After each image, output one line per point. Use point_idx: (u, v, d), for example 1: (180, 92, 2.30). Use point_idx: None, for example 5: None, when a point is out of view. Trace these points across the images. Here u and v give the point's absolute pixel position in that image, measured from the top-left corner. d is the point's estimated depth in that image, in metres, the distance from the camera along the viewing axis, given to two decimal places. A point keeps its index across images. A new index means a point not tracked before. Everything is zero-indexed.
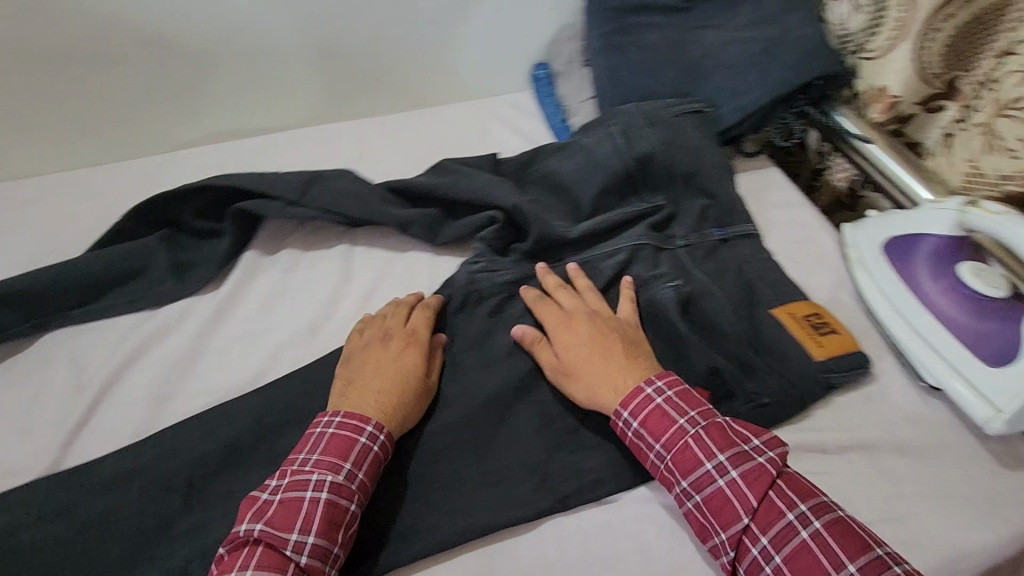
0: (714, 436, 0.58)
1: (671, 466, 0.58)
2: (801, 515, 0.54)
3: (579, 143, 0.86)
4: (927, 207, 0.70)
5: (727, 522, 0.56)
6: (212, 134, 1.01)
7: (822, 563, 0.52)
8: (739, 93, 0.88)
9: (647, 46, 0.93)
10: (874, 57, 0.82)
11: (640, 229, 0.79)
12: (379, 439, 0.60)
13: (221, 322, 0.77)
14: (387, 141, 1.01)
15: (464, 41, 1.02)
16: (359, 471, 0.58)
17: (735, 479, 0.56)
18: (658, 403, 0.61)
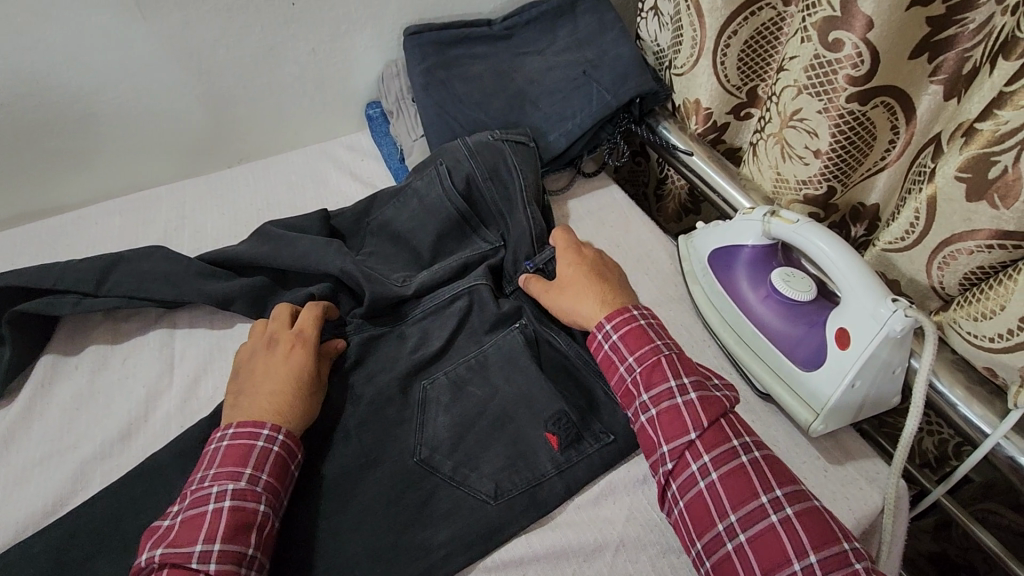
0: (683, 362, 0.62)
1: (638, 378, 0.62)
2: (745, 443, 0.58)
3: (414, 186, 0.80)
4: (739, 218, 0.71)
5: (674, 437, 0.58)
6: (10, 216, 0.91)
7: (752, 484, 0.55)
8: (565, 118, 0.87)
9: (470, 79, 0.92)
10: (682, 72, 0.85)
11: (482, 268, 0.75)
12: (279, 438, 0.59)
13: (15, 443, 0.66)
14: (214, 205, 0.92)
15: (285, 86, 0.95)
16: (262, 473, 0.57)
17: (693, 400, 0.59)
18: (641, 324, 0.64)
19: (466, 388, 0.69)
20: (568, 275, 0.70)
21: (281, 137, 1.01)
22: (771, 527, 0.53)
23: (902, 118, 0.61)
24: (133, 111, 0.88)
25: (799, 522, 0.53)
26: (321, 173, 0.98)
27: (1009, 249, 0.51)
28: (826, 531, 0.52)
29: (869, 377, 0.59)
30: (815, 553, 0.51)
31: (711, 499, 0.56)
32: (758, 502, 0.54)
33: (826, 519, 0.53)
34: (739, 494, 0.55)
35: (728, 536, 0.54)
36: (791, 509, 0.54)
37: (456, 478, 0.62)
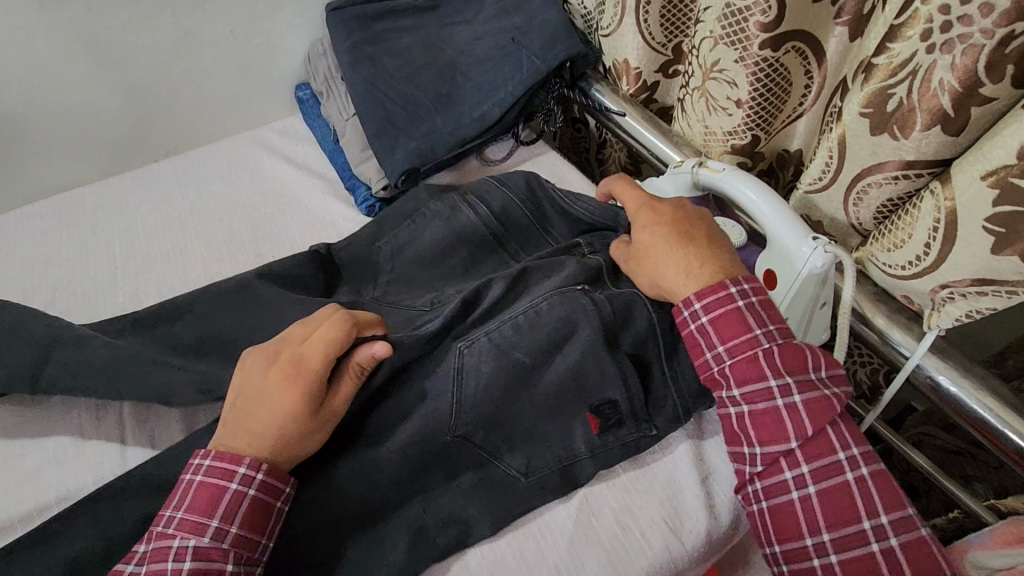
0: (788, 358, 0.56)
1: (728, 371, 0.57)
2: (852, 458, 0.54)
3: (430, 209, 0.77)
4: (670, 172, 0.73)
5: (770, 440, 0.56)
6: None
7: (853, 505, 0.53)
8: (498, 86, 0.87)
9: (400, 53, 0.90)
10: (609, 33, 0.86)
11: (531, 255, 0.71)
12: (254, 481, 0.53)
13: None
14: (144, 203, 0.88)
15: (206, 71, 0.91)
16: (231, 526, 0.52)
17: (798, 405, 0.55)
18: (739, 307, 0.58)
19: (504, 363, 0.61)
20: (647, 232, 0.62)
21: (209, 126, 0.98)
22: (868, 554, 0.52)
23: (813, 61, 0.63)
24: (42, 107, 0.83)
25: (901, 554, 0.52)
26: (253, 163, 0.94)
27: (914, 178, 0.55)
28: (929, 563, 0.51)
29: (801, 312, 0.62)
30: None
31: (802, 512, 0.54)
32: (860, 527, 0.53)
33: (930, 551, 0.52)
34: (839, 515, 0.53)
35: (816, 552, 0.54)
36: (894, 539, 0.52)
37: (485, 456, 0.61)
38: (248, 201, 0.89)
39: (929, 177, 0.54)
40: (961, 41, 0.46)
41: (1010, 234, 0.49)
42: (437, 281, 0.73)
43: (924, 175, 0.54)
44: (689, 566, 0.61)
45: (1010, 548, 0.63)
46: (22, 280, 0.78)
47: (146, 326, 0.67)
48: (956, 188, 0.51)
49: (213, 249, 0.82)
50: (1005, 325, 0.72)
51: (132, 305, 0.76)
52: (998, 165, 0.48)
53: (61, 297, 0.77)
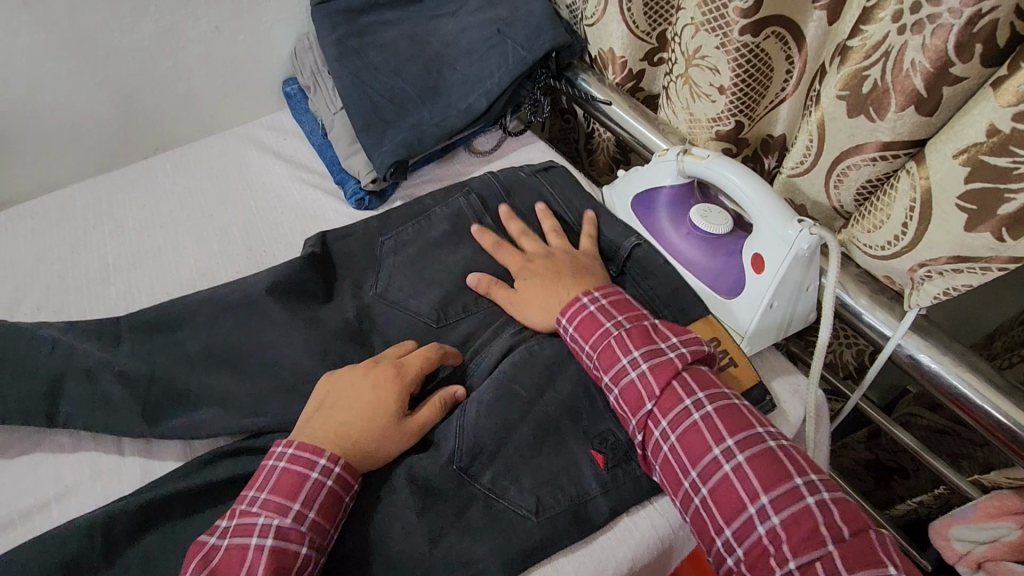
0: (635, 336, 0.62)
1: (597, 362, 0.62)
2: (697, 400, 0.58)
3: (437, 213, 0.81)
4: (656, 160, 0.73)
5: (636, 408, 0.59)
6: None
7: (704, 440, 0.57)
8: (483, 78, 0.87)
9: (385, 46, 0.90)
10: (593, 23, 0.87)
11: None
12: (334, 471, 0.55)
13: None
14: (135, 200, 0.88)
15: (191, 69, 0.92)
16: (310, 511, 0.53)
17: (645, 371, 0.60)
18: (592, 310, 0.64)
19: (500, 395, 0.63)
20: (523, 282, 0.70)
21: (198, 124, 0.98)
22: (725, 477, 0.55)
23: (793, 46, 0.63)
24: (29, 107, 0.83)
25: (752, 470, 0.54)
26: (243, 159, 0.94)
27: (891, 159, 0.56)
28: (777, 472, 0.54)
29: (788, 296, 0.63)
30: (767, 495, 0.53)
31: (673, 460, 0.57)
32: (712, 456, 0.56)
33: (779, 461, 0.54)
34: (696, 451, 0.57)
35: (693, 491, 0.56)
36: (743, 457, 0.55)
37: (495, 491, 0.59)
38: (239, 197, 0.89)
39: (905, 158, 0.55)
40: (931, 21, 0.47)
41: (982, 211, 0.50)
42: (435, 281, 0.75)
43: (900, 157, 0.55)
44: (680, 541, 0.62)
45: (994, 520, 0.64)
46: (16, 282, 0.78)
47: (141, 327, 0.68)
48: (931, 167, 0.52)
49: (206, 246, 0.83)
50: (987, 305, 0.74)
51: (123, 305, 0.76)
52: (968, 143, 0.49)
53: (54, 295, 0.77)
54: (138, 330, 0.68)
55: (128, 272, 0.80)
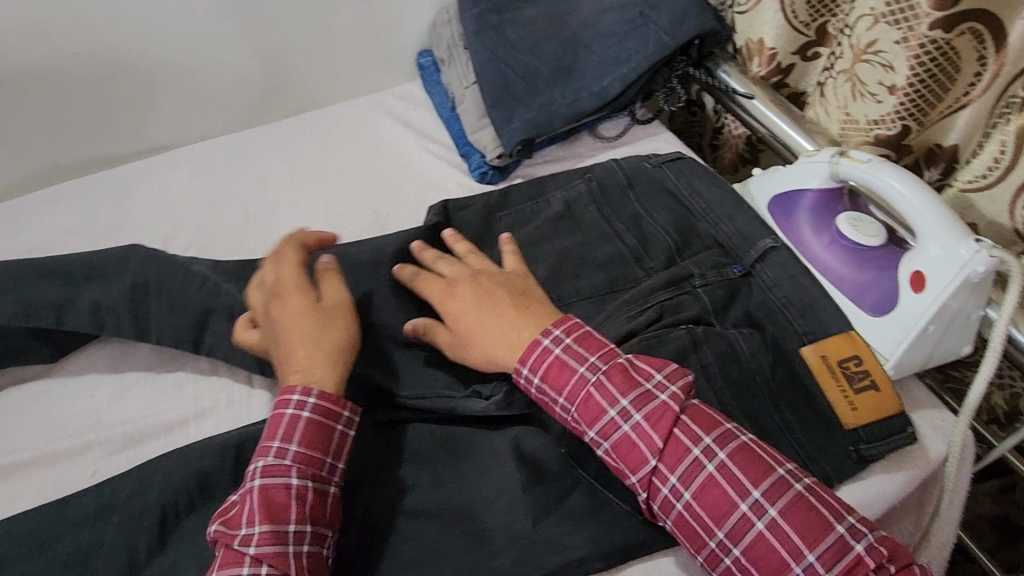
0: (616, 380, 0.55)
1: (577, 417, 0.56)
2: (707, 447, 0.52)
3: (556, 196, 0.81)
4: (804, 160, 0.70)
5: (637, 466, 0.53)
6: (60, 166, 0.93)
7: (726, 494, 0.51)
8: (620, 62, 0.85)
9: (522, 23, 0.89)
10: (746, 10, 0.83)
11: (656, 280, 0.69)
12: (309, 402, 0.56)
13: (83, 390, 0.68)
14: (273, 155, 0.94)
15: (341, 39, 0.97)
16: (292, 445, 0.54)
17: (640, 423, 0.54)
18: (558, 354, 0.57)
19: None
20: (467, 322, 0.61)
21: (335, 89, 1.03)
22: (760, 536, 0.49)
23: (990, 45, 0.57)
24: (196, 60, 0.91)
25: (786, 524, 0.49)
26: (374, 125, 0.98)
27: None
28: (813, 519, 0.49)
29: (945, 322, 0.58)
30: (811, 552, 0.48)
31: (693, 521, 0.52)
32: (740, 512, 0.50)
33: (811, 507, 0.49)
34: (718, 507, 0.51)
35: (723, 551, 0.51)
36: (773, 509, 0.50)
37: (600, 481, 0.58)
38: (369, 161, 0.92)
39: None
40: None
41: None
42: (552, 264, 0.75)
43: None
44: None
45: None
46: (173, 218, 0.86)
47: None
48: None
49: (335, 203, 0.87)
50: None
51: (260, 251, 0.82)
52: None
53: (202, 235, 0.84)
54: None
55: (267, 221, 0.85)
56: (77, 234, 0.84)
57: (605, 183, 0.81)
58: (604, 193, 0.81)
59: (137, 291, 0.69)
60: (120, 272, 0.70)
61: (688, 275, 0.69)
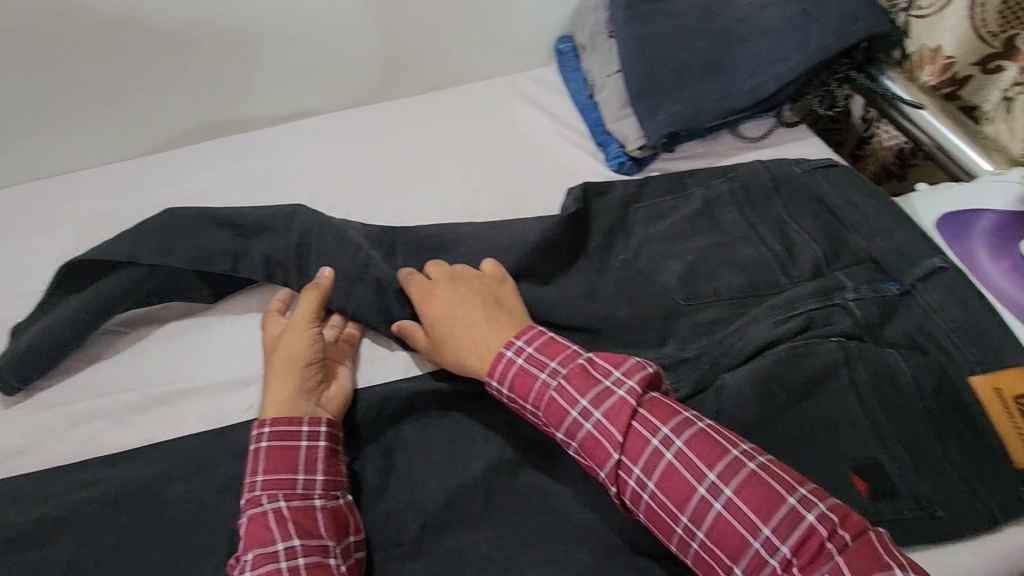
0: (575, 380, 0.56)
1: (545, 420, 0.57)
2: (664, 437, 0.53)
3: (695, 193, 0.80)
4: (984, 181, 0.70)
5: (602, 460, 0.54)
6: (214, 123, 0.99)
7: (686, 480, 0.51)
8: (776, 61, 0.82)
9: (674, 13, 0.87)
10: (926, 15, 0.78)
11: (806, 287, 0.67)
12: (263, 432, 0.59)
13: (241, 329, 0.74)
14: (410, 128, 0.96)
15: (483, 19, 0.99)
16: (258, 476, 0.57)
17: (599, 420, 0.54)
18: (521, 364, 0.59)
19: (761, 390, 0.60)
20: (448, 329, 0.65)
21: (470, 67, 1.04)
22: (718, 517, 0.50)
23: None
24: (347, 31, 0.95)
25: (742, 501, 0.49)
26: (508, 107, 0.99)
27: None
28: (767, 495, 0.49)
29: None
30: (766, 525, 0.48)
31: (661, 510, 0.52)
32: (698, 495, 0.51)
33: (765, 483, 0.50)
34: (680, 493, 0.51)
35: (690, 537, 0.51)
36: (729, 489, 0.50)
37: None
38: (503, 142, 0.94)
39: None
40: None
41: None
42: (689, 261, 0.75)
43: None
44: None
45: None
46: (318, 180, 0.91)
47: (419, 243, 0.75)
48: None
49: (469, 180, 0.89)
50: None
51: (399, 219, 0.86)
52: None
53: (344, 198, 0.88)
54: (414, 245, 0.75)
55: (406, 192, 0.88)
56: (232, 189, 0.91)
57: (748, 184, 0.79)
58: (746, 194, 0.79)
59: (303, 247, 0.73)
60: (286, 228, 0.74)
61: (839, 287, 0.66)
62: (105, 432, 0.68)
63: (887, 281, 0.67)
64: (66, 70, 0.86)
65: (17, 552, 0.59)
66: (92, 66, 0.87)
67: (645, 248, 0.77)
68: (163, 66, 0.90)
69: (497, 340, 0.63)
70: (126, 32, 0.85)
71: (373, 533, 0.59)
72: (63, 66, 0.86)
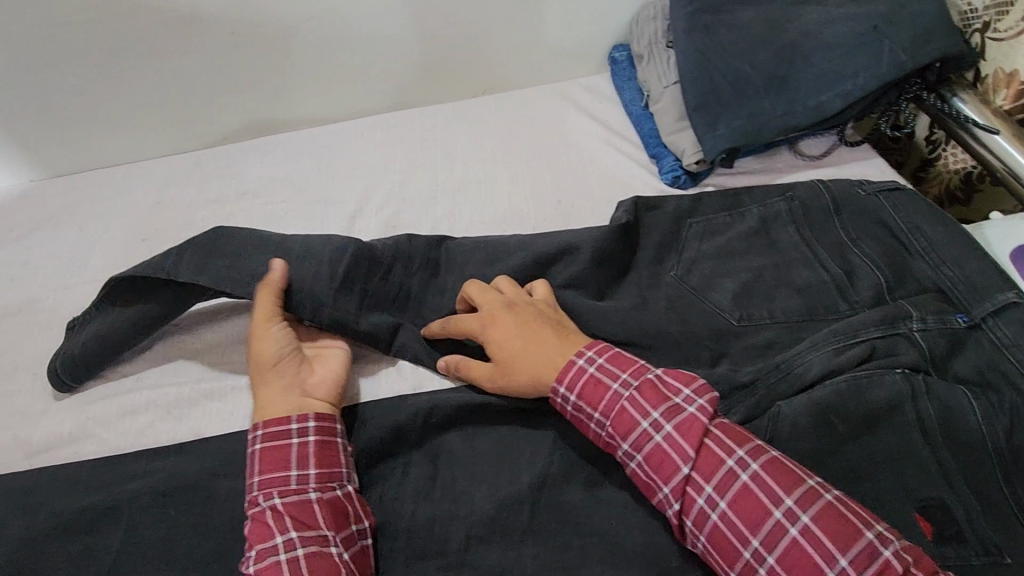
0: (648, 394, 0.57)
1: (611, 432, 0.57)
2: (740, 458, 0.53)
3: (752, 211, 0.79)
4: None
5: (670, 475, 0.54)
6: (268, 119, 1.00)
7: (760, 503, 0.51)
8: (843, 78, 0.79)
9: (737, 26, 0.86)
10: (1004, 37, 0.78)
11: (870, 315, 0.65)
12: (256, 434, 0.60)
13: None
14: (461, 132, 0.96)
15: (540, 24, 0.98)
16: (253, 476, 0.58)
17: (672, 434, 0.55)
18: (592, 373, 0.59)
19: (819, 421, 0.59)
20: (514, 347, 0.63)
21: (522, 72, 1.04)
22: (794, 543, 0.49)
23: None
24: (404, 33, 0.95)
25: (819, 529, 0.49)
26: (559, 114, 0.98)
27: None
28: (846, 525, 0.48)
29: None
30: (842, 555, 0.47)
31: (728, 531, 0.51)
32: (773, 519, 0.50)
33: (843, 513, 0.49)
34: (753, 516, 0.51)
35: (758, 561, 0.50)
36: (807, 516, 0.49)
37: None
38: (554, 150, 0.93)
39: None
40: None
41: None
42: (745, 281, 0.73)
43: None
44: None
45: None
46: (368, 181, 0.91)
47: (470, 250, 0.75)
48: None
49: (518, 187, 0.89)
50: None
51: (448, 223, 0.85)
52: None
53: (394, 200, 0.88)
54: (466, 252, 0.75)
55: (455, 196, 0.88)
56: (283, 186, 0.92)
57: (808, 204, 0.77)
58: (806, 215, 0.76)
59: (346, 251, 0.71)
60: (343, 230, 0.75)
61: (905, 316, 0.64)
62: (156, 424, 0.69)
63: (955, 313, 0.65)
64: (133, 63, 0.88)
65: (74, 537, 0.61)
66: (157, 60, 0.89)
67: (699, 265, 0.76)
68: (224, 62, 0.92)
69: (570, 350, 0.62)
70: (189, 29, 0.87)
71: (416, 541, 0.59)
72: (128, 58, 0.88)
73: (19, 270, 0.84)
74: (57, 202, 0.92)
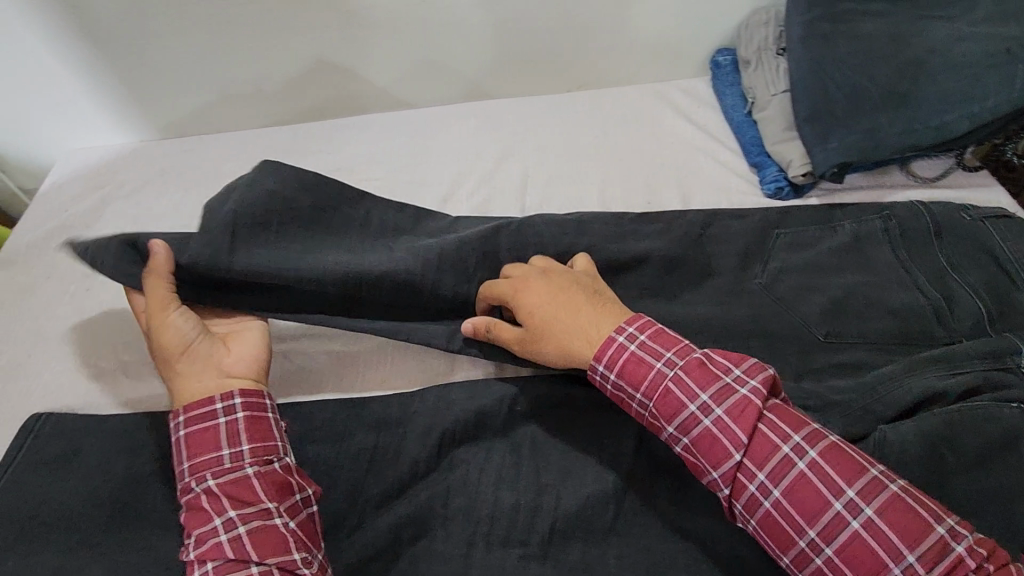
0: (695, 374, 0.54)
1: (655, 413, 0.55)
2: (795, 445, 0.51)
3: (845, 227, 0.76)
4: None
5: (720, 460, 0.52)
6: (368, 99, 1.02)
7: (817, 494, 0.49)
8: (969, 100, 0.76)
9: (856, 38, 0.83)
10: None
11: (969, 344, 0.62)
12: (178, 422, 0.57)
13: None
14: (556, 125, 0.96)
15: (647, 24, 0.97)
16: (184, 463, 0.56)
17: (722, 417, 0.52)
18: (633, 351, 0.57)
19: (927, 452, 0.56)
20: (548, 316, 0.61)
21: (622, 70, 1.03)
22: (855, 536, 0.47)
23: None
24: (512, 24, 0.95)
25: (883, 523, 0.47)
26: (657, 114, 0.96)
27: None
28: (911, 522, 0.46)
29: None
30: (909, 551, 0.45)
31: (781, 519, 0.50)
32: (833, 510, 0.48)
33: (911, 506, 0.47)
34: (810, 507, 0.49)
35: (814, 551, 0.48)
36: (870, 509, 0.47)
37: None
38: (649, 150, 0.92)
39: None
40: None
41: None
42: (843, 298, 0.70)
43: None
44: None
45: None
46: (461, 166, 0.92)
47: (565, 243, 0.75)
48: None
49: (612, 185, 0.88)
50: None
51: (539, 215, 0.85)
52: None
53: (485, 188, 0.89)
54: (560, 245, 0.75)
55: (548, 188, 0.88)
56: (378, 164, 0.93)
57: (906, 225, 0.74)
58: (904, 236, 0.73)
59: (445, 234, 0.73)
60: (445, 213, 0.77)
61: (1012, 351, 0.61)
62: None
63: None
64: (251, 36, 0.92)
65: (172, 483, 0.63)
66: (273, 35, 0.92)
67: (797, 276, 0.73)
68: (335, 41, 0.94)
69: (608, 322, 0.60)
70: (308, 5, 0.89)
71: (497, 525, 0.60)
72: (247, 32, 0.91)
73: (129, 222, 0.89)
74: (166, 160, 0.96)
